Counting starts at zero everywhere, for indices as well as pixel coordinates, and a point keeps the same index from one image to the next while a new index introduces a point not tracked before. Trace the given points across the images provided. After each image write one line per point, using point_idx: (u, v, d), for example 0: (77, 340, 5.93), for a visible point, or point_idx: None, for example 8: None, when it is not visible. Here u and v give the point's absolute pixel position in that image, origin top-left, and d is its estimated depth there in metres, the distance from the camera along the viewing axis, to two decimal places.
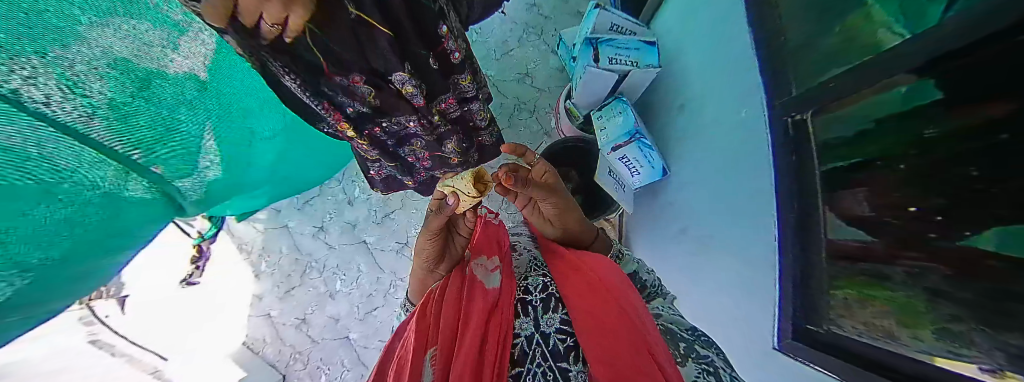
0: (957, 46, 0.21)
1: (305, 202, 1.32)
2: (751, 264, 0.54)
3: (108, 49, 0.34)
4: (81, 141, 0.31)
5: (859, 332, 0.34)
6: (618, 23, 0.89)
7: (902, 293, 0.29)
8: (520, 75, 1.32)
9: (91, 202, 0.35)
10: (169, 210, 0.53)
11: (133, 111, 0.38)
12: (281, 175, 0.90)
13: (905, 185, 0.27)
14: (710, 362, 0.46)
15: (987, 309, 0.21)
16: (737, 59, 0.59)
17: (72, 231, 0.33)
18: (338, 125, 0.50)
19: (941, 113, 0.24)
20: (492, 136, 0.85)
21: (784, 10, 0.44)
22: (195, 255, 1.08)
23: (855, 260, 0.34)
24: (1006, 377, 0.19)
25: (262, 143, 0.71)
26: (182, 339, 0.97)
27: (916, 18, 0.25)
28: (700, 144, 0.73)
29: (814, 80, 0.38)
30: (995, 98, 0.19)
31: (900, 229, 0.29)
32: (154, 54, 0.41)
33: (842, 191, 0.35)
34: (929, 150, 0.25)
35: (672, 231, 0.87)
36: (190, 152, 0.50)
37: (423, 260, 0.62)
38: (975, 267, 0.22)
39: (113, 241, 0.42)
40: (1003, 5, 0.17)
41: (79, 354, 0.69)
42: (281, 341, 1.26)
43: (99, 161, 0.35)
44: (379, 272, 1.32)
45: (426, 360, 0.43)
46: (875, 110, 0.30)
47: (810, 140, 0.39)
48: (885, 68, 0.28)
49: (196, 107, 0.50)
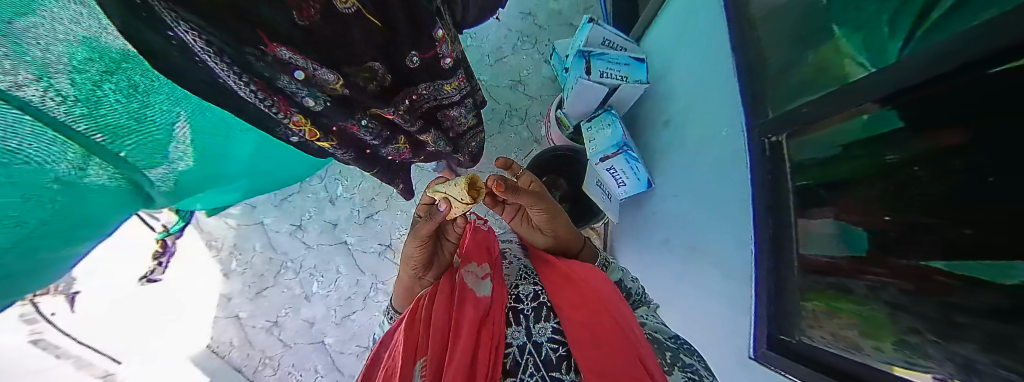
0: (914, 80, 0.23)
1: (283, 199, 1.27)
2: (730, 276, 0.56)
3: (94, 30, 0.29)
4: (41, 122, 0.28)
5: (827, 342, 0.36)
6: (610, 38, 0.91)
7: (866, 305, 0.31)
8: (513, 82, 1.33)
9: (45, 190, 0.32)
10: (132, 201, 0.49)
11: (103, 97, 0.35)
12: (259, 170, 0.86)
13: (867, 205, 0.30)
14: (693, 371, 0.48)
15: (947, 322, 0.23)
16: (721, 79, 0.62)
17: (18, 219, 0.30)
18: (292, 125, 0.39)
19: (898, 141, 0.26)
20: (472, 147, 0.84)
21: (763, 36, 0.47)
22: (156, 251, 0.97)
23: (823, 274, 0.37)
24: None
25: (244, 136, 0.66)
26: (132, 343, 0.89)
27: (879, 54, 0.28)
28: (684, 157, 0.76)
29: (788, 104, 0.41)
30: (950, 128, 0.21)
31: (862, 245, 0.31)
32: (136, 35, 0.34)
33: (812, 208, 0.38)
34: (887, 174, 0.27)
35: (655, 241, 0.90)
36: (160, 141, 0.47)
37: (410, 268, 0.61)
38: (931, 282, 0.24)
39: (65, 231, 0.39)
40: (962, 46, 0.19)
41: (21, 355, 0.62)
42: (250, 345, 1.20)
43: (58, 146, 0.32)
44: (359, 275, 1.28)
45: (415, 371, 0.42)
46: (843, 136, 0.32)
47: (785, 160, 0.41)
48: (850, 97, 0.30)
49: (178, 98, 0.47)
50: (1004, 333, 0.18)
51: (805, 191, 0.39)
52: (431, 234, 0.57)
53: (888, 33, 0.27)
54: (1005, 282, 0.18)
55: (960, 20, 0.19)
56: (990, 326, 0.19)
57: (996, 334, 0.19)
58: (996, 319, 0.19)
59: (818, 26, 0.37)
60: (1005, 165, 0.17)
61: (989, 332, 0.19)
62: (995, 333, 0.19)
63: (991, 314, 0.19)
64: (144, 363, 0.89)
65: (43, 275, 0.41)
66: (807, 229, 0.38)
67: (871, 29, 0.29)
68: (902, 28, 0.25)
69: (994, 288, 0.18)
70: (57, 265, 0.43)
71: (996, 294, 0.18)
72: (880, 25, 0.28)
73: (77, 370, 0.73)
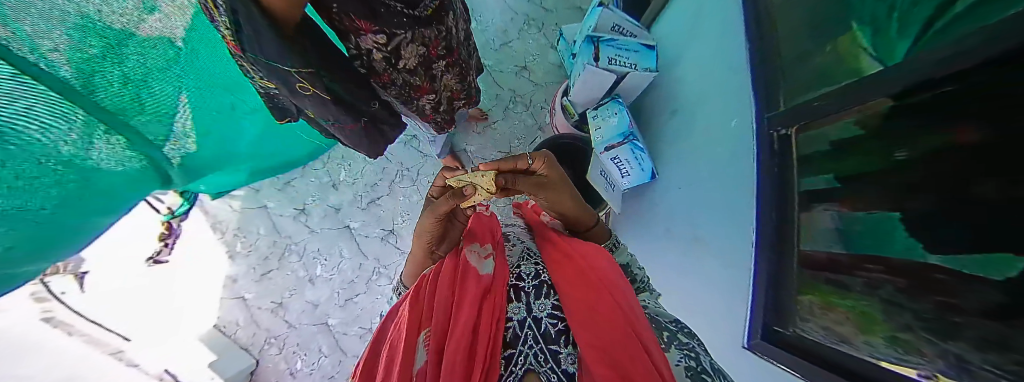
0: (927, 75, 0.23)
1: (286, 183, 1.27)
2: (733, 265, 0.57)
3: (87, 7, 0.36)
4: (28, 74, 0.30)
5: (818, 334, 0.37)
6: (620, 23, 0.90)
7: (861, 300, 0.32)
8: (518, 68, 1.30)
9: (52, 168, 0.37)
10: (146, 178, 0.57)
11: (99, 75, 0.39)
12: (263, 151, 0.90)
13: (873, 202, 0.30)
14: (691, 349, 0.49)
15: (944, 321, 0.23)
16: (734, 64, 0.61)
17: (38, 188, 0.36)
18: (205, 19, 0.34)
19: (910, 140, 0.25)
20: (423, 70, 0.60)
21: (778, 24, 0.46)
22: (163, 233, 1.02)
23: (821, 270, 0.37)
24: (939, 380, 0.23)
25: (244, 116, 0.75)
26: (136, 325, 0.90)
27: (888, 51, 0.28)
28: (690, 150, 0.76)
29: (799, 98, 0.40)
30: (964, 129, 0.21)
31: (864, 244, 0.31)
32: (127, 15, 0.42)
33: (818, 202, 0.37)
34: (897, 173, 0.27)
35: (659, 232, 0.90)
36: (161, 117, 0.53)
37: (425, 243, 0.62)
38: (930, 279, 0.24)
39: (81, 204, 0.45)
40: (977, 50, 0.18)
41: (31, 332, 0.63)
42: (256, 325, 1.22)
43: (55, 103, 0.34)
44: (362, 259, 1.29)
45: (420, 340, 0.44)
46: (844, 132, 0.33)
47: (792, 153, 0.41)
48: (863, 92, 0.30)
49: (172, 72, 0.53)
50: (996, 331, 0.18)
51: (813, 187, 0.38)
52: (449, 212, 0.59)
53: (897, 34, 0.27)
54: (998, 277, 0.18)
55: (978, 18, 0.19)
56: (986, 327, 0.19)
57: (988, 332, 0.19)
58: (991, 317, 0.19)
59: (836, 15, 0.37)
60: (1012, 162, 0.17)
61: (982, 330, 0.19)
62: (987, 331, 0.19)
63: (986, 316, 0.19)
64: (151, 346, 0.91)
65: (31, 253, 0.40)
66: (810, 223, 0.39)
67: (885, 26, 0.29)
68: (912, 29, 0.26)
69: (988, 285, 0.19)
70: (80, 233, 0.50)
71: (993, 291, 0.18)
72: (891, 24, 0.28)
73: (88, 346, 0.74)
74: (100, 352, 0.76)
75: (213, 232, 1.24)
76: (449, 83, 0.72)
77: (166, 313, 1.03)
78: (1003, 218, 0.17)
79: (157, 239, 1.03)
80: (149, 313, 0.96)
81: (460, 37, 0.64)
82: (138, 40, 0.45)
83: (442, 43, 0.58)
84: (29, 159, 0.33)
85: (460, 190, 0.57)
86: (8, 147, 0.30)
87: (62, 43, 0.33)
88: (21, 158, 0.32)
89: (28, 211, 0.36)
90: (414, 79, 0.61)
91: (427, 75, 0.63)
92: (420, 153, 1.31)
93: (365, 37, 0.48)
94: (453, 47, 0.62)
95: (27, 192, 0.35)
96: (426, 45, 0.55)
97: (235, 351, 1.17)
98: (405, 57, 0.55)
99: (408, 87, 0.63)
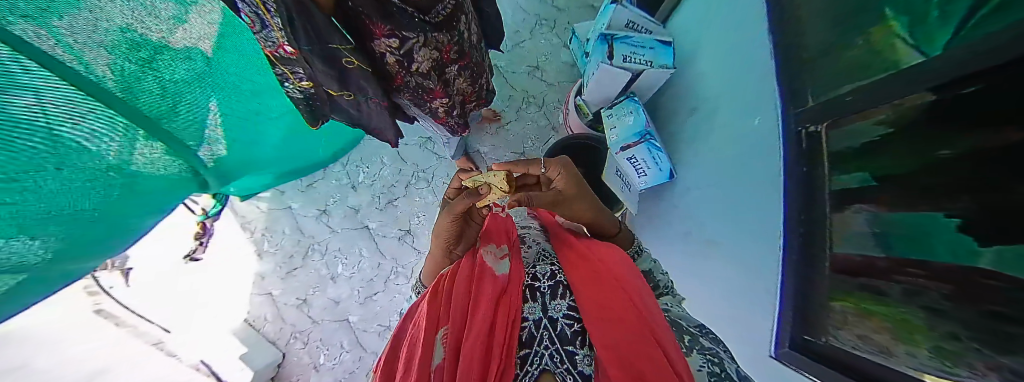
0: (968, 67, 0.21)
1: (308, 185, 1.33)
2: (754, 269, 0.55)
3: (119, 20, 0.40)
4: (73, 83, 0.33)
5: (856, 345, 0.35)
6: (633, 19, 0.89)
7: (899, 308, 0.30)
8: (530, 68, 1.30)
9: (97, 173, 0.40)
10: (183, 183, 0.61)
11: (136, 84, 0.43)
12: (290, 154, 0.95)
13: (912, 203, 0.28)
14: (714, 354, 0.47)
15: (991, 331, 0.21)
16: (754, 58, 0.58)
17: (83, 191, 0.39)
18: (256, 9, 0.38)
19: (950, 139, 0.24)
20: (436, 74, 0.61)
21: (802, 15, 0.44)
22: (198, 232, 1.06)
23: (854, 275, 0.35)
24: None
25: (266, 122, 0.79)
26: (174, 318, 0.96)
27: (926, 40, 0.26)
28: (710, 149, 0.74)
29: (829, 94, 0.38)
30: (1004, 125, 0.19)
31: (903, 247, 0.29)
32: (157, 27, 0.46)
33: (851, 203, 0.35)
34: (938, 174, 0.25)
35: (677, 233, 0.87)
36: (195, 124, 0.57)
37: (443, 242, 0.64)
38: (977, 286, 0.22)
39: (122, 207, 0.48)
40: (1017, 40, 0.17)
41: (84, 324, 0.69)
42: (282, 320, 1.28)
43: (102, 111, 0.38)
44: (380, 258, 1.32)
45: (438, 336, 0.45)
46: (882, 128, 0.31)
47: (823, 152, 0.39)
48: (901, 86, 0.28)
49: (204, 81, 0.57)
50: None
51: (845, 186, 0.36)
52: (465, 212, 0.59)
53: (938, 15, 0.25)
54: None
55: (1018, 7, 0.18)
56: None
57: None
58: None
59: (865, 4, 0.34)
60: None
61: None
62: None
63: None
64: (188, 338, 0.97)
65: (75, 251, 0.42)
66: (844, 225, 0.36)
67: (921, 13, 0.27)
68: (949, 17, 0.24)
69: None
70: (123, 235, 0.53)
71: None
72: (929, 11, 0.26)
73: (133, 336, 0.80)
74: (143, 343, 0.82)
75: (243, 232, 1.31)
76: (461, 87, 0.73)
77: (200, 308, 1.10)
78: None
79: (193, 239, 1.07)
80: (186, 308, 1.03)
81: (473, 42, 0.65)
82: (171, 51, 0.49)
83: (456, 45, 0.59)
84: (76, 163, 0.36)
85: (476, 190, 0.58)
86: (57, 152, 0.32)
87: (100, 53, 0.37)
88: (69, 163, 0.35)
89: (74, 213, 0.38)
90: (427, 83, 0.62)
91: (441, 78, 0.64)
92: (436, 154, 1.33)
93: (378, 42, 0.50)
94: (465, 51, 0.63)
95: (73, 195, 0.37)
96: (438, 49, 0.56)
97: (263, 345, 1.23)
98: (418, 61, 0.56)
99: (421, 90, 0.65)
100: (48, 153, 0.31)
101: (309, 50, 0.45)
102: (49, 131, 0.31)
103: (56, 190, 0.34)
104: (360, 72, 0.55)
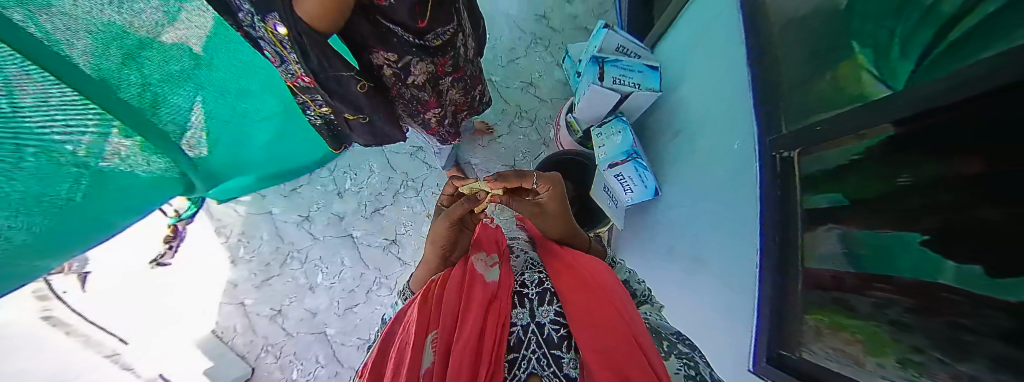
0: (932, 100, 0.23)
1: (293, 190, 1.29)
2: (733, 283, 0.56)
3: (100, 15, 0.39)
4: (52, 72, 0.31)
5: (827, 356, 0.36)
6: (623, 44, 0.92)
7: (869, 321, 0.31)
8: (523, 83, 1.33)
9: (65, 166, 0.38)
10: (158, 182, 0.58)
11: (116, 78, 0.41)
12: (276, 156, 0.92)
13: (877, 225, 0.30)
14: (691, 358, 0.48)
15: (955, 340, 0.22)
16: (734, 83, 0.62)
17: (50, 184, 0.37)
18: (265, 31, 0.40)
19: (912, 166, 0.26)
20: (432, 85, 0.62)
21: (780, 47, 0.47)
22: (169, 235, 1.02)
23: (827, 289, 0.36)
24: None
25: (253, 124, 0.76)
26: (132, 329, 0.89)
27: (892, 72, 0.29)
28: (692, 170, 0.77)
29: (802, 121, 0.41)
30: (969, 157, 0.21)
31: (868, 264, 0.31)
32: (137, 22, 0.45)
33: (822, 222, 0.37)
34: (901, 199, 0.27)
35: (660, 249, 0.89)
36: (176, 121, 0.55)
37: (439, 248, 0.62)
38: (940, 300, 0.23)
39: (89, 204, 0.46)
40: (982, 77, 0.19)
41: (31, 330, 0.63)
42: (253, 332, 1.21)
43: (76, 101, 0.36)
44: (363, 268, 1.28)
45: (427, 342, 0.43)
46: (847, 154, 0.33)
47: (794, 175, 0.42)
48: (865, 117, 0.30)
49: (187, 78, 0.56)
50: (1008, 354, 0.18)
51: (816, 206, 0.38)
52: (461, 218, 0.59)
53: (899, 54, 0.28)
54: (1005, 298, 0.18)
55: (981, 46, 0.19)
56: (997, 348, 0.19)
57: (998, 354, 0.18)
58: (1000, 340, 0.18)
59: (836, 39, 0.37)
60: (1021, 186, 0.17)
61: (991, 351, 0.19)
62: (996, 352, 0.19)
63: (997, 338, 0.19)
64: (149, 349, 0.91)
65: (39, 250, 0.39)
66: (813, 242, 0.39)
67: (886, 48, 0.30)
68: (914, 51, 0.26)
69: (996, 307, 0.18)
70: (88, 235, 0.50)
71: (1001, 312, 0.18)
72: (893, 47, 0.29)
73: (84, 347, 0.73)
74: (95, 354, 0.74)
75: (217, 236, 1.25)
76: (454, 98, 0.74)
77: (166, 316, 1.04)
78: (1011, 242, 0.17)
79: (161, 243, 1.04)
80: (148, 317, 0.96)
81: (468, 56, 0.66)
82: (150, 47, 0.48)
83: (453, 59, 0.60)
84: (47, 155, 0.34)
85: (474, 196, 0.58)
86: (30, 143, 0.31)
87: (83, 47, 0.36)
88: (41, 155, 0.33)
89: (39, 208, 0.36)
90: (422, 95, 0.63)
91: (435, 89, 0.64)
92: (426, 164, 1.33)
93: (377, 54, 0.50)
94: (459, 66, 0.64)
95: (39, 189, 0.35)
96: (434, 64, 0.57)
97: (230, 358, 1.15)
98: (415, 74, 0.57)
99: (416, 102, 0.65)
100: (23, 144, 0.30)
101: (317, 73, 0.46)
102: (23, 121, 0.29)
103: (22, 183, 0.32)
104: (367, 93, 0.56)
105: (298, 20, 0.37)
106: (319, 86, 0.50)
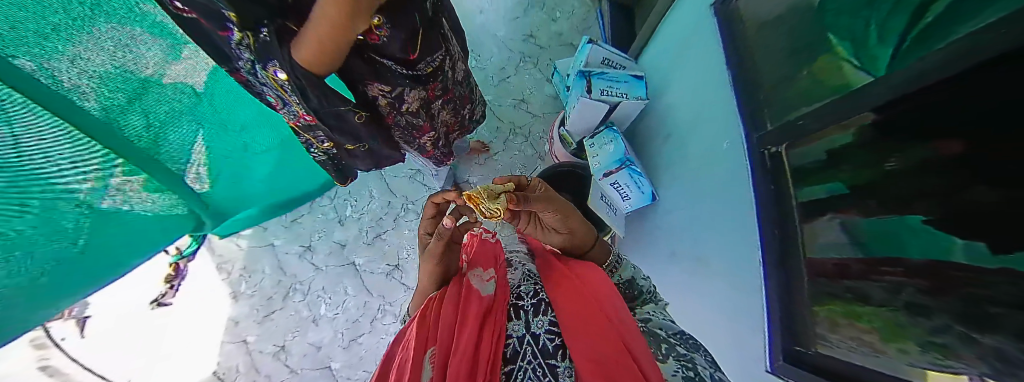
0: (913, 81, 0.23)
1: (294, 220, 1.29)
2: (736, 280, 0.55)
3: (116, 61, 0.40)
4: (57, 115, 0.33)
5: (844, 349, 0.34)
6: (609, 56, 0.96)
7: (881, 308, 0.30)
8: (516, 100, 1.37)
9: (63, 204, 0.39)
10: (156, 216, 0.59)
11: (120, 119, 0.43)
12: (277, 187, 0.93)
13: (875, 211, 0.29)
14: (689, 360, 0.46)
15: (972, 314, 0.21)
16: (720, 85, 0.64)
17: (48, 223, 0.37)
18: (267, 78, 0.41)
19: (900, 150, 0.26)
20: (425, 108, 0.64)
21: (761, 47, 0.49)
22: (171, 275, 1.02)
23: (835, 279, 0.36)
24: None
25: (253, 157, 0.78)
26: None
27: (871, 60, 0.29)
28: (686, 172, 0.78)
29: (788, 116, 0.42)
30: (951, 137, 0.21)
31: (872, 249, 0.30)
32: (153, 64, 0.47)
33: (822, 212, 0.37)
34: (895, 182, 0.27)
35: (662, 253, 0.88)
36: (176, 156, 0.57)
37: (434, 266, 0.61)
38: (949, 278, 0.23)
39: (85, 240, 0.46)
40: (960, 55, 0.19)
41: None
42: (256, 371, 1.17)
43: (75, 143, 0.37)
44: (367, 296, 1.26)
45: (426, 360, 0.41)
46: (836, 143, 0.33)
47: (786, 167, 0.42)
48: (850, 105, 0.31)
49: (193, 115, 0.58)
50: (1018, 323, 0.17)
51: (813, 197, 0.38)
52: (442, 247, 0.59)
53: (877, 41, 0.29)
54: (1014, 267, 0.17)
55: (954, 24, 0.20)
56: (1009, 319, 0.17)
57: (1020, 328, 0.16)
58: (1009, 309, 0.17)
59: (814, 36, 0.39)
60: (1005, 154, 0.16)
61: (1013, 326, 0.17)
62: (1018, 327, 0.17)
63: (1005, 308, 0.18)
64: None
65: (35, 288, 0.40)
66: (813, 235, 0.38)
67: (863, 38, 0.31)
68: (891, 37, 0.27)
69: (1001, 277, 0.18)
70: (86, 272, 0.50)
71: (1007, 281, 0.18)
72: (869, 36, 0.30)
73: None
74: None
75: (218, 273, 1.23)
76: (445, 119, 0.75)
77: None
78: (1002, 211, 0.17)
79: (165, 282, 1.08)
80: None
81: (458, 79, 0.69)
82: (161, 87, 0.49)
83: (445, 83, 0.62)
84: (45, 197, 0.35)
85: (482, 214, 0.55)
86: (27, 185, 0.32)
87: (91, 91, 0.37)
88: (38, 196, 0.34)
89: (36, 247, 0.37)
90: (417, 119, 0.65)
91: (428, 112, 0.66)
92: (425, 186, 1.34)
93: (371, 87, 0.52)
94: (449, 88, 0.65)
95: (37, 228, 0.36)
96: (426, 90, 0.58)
97: None
98: (409, 100, 0.58)
99: (410, 127, 0.67)
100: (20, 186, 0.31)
101: (315, 109, 0.47)
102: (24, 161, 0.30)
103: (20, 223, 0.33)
104: (365, 121, 0.58)
105: (295, 65, 0.38)
106: (321, 123, 0.52)
